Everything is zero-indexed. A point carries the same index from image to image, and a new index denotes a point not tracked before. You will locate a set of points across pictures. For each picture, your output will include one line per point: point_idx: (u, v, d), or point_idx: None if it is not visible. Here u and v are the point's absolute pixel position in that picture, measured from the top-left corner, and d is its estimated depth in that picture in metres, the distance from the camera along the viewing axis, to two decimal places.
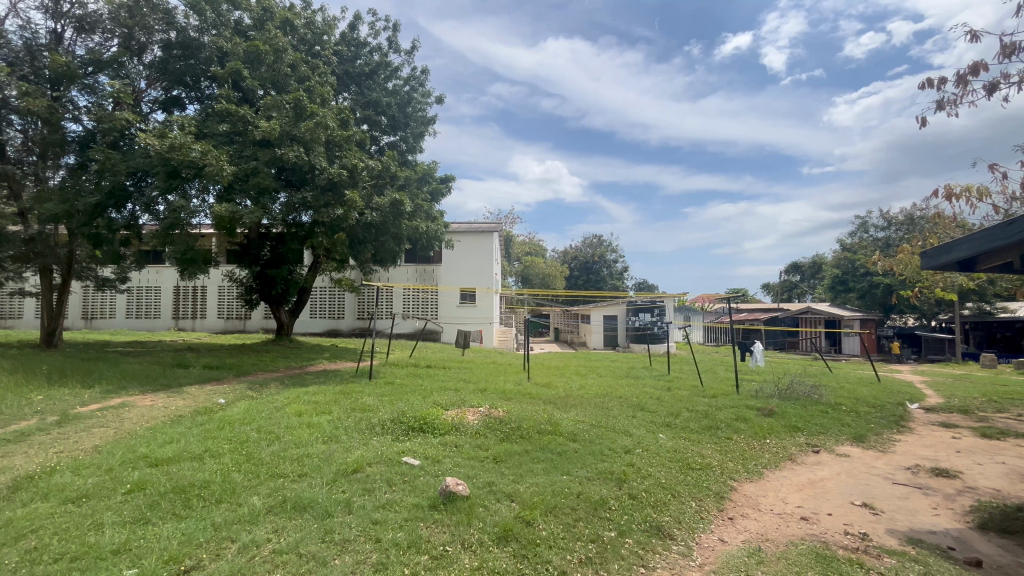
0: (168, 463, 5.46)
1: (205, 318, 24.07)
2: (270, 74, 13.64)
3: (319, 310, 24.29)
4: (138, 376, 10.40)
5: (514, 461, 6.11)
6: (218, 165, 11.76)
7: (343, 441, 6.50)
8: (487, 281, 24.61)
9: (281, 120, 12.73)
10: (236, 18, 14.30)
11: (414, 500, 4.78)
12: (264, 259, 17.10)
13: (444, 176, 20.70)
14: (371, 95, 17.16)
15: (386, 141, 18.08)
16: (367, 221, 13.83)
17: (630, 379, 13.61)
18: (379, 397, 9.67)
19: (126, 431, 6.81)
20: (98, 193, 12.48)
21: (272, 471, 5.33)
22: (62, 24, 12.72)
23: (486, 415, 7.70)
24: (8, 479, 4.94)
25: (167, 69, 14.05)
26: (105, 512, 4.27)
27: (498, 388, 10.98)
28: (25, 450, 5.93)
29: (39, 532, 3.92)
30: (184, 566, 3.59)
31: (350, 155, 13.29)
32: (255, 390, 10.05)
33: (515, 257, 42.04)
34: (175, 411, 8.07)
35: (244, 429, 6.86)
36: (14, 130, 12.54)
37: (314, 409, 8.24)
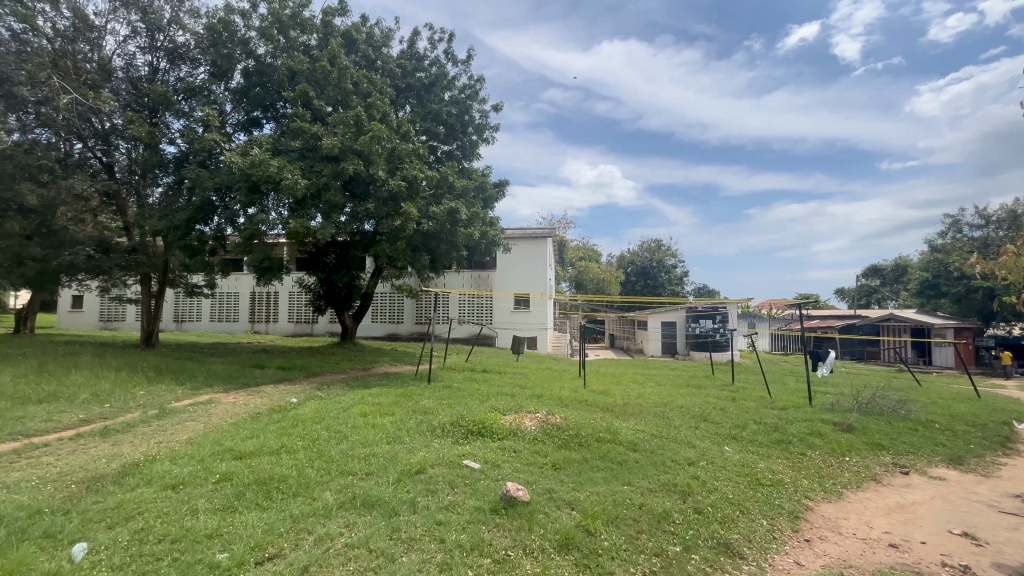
0: (250, 457, 5.89)
1: (278, 322, 25.75)
2: (337, 92, 14.52)
3: (380, 315, 25.33)
4: (221, 375, 11.32)
5: (573, 469, 6.06)
6: (292, 179, 12.57)
7: (406, 442, 6.74)
8: (541, 286, 24.70)
9: (345, 135, 13.40)
10: (305, 42, 15.38)
11: (476, 503, 4.86)
12: (331, 267, 18.12)
13: (498, 182, 21.06)
14: (431, 105, 17.77)
15: (443, 151, 18.73)
16: (427, 229, 14.31)
17: (691, 388, 13.08)
18: (438, 400, 9.91)
19: (213, 425, 7.43)
20: (189, 208, 13.74)
21: (343, 468, 5.60)
22: (162, 57, 14.23)
23: (544, 422, 7.69)
24: (119, 466, 5.52)
25: (246, 92, 15.25)
26: (199, 499, 4.65)
27: (554, 395, 10.96)
28: (131, 440, 6.63)
29: (144, 514, 4.32)
30: (267, 553, 3.83)
31: (412, 166, 13.83)
32: (323, 391, 10.63)
33: (569, 263, 41.89)
34: (254, 408, 8.70)
35: (315, 428, 7.27)
36: (122, 153, 14.05)
37: (377, 410, 8.62)
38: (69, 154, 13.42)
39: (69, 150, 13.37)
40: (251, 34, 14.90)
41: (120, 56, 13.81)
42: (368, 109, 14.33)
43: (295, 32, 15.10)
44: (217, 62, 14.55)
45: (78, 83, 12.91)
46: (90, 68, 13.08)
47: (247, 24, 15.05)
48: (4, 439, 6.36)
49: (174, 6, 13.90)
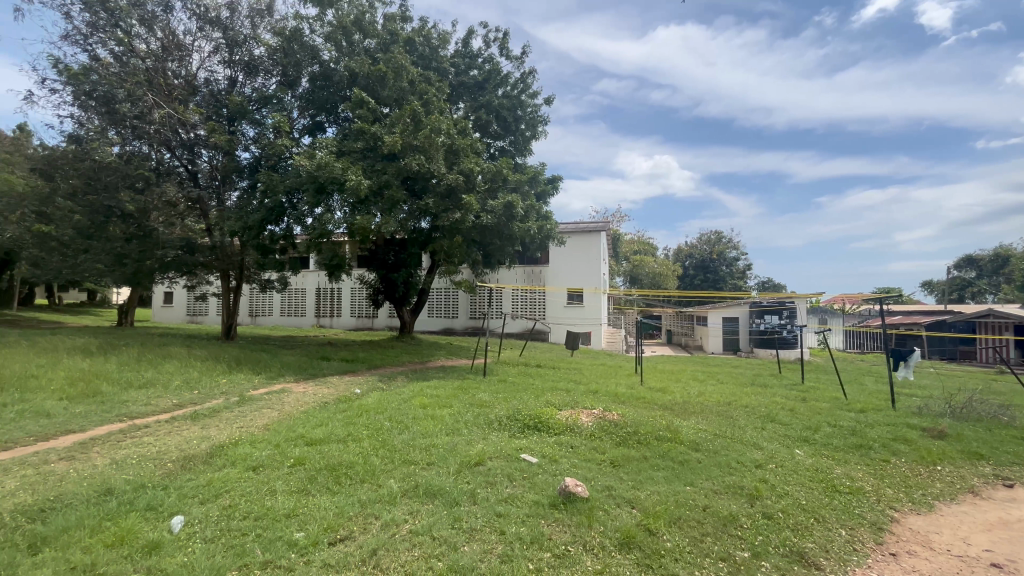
0: (320, 443, 6.24)
1: (341, 316, 27.09)
2: (396, 92, 14.99)
3: (436, 310, 26.01)
4: (292, 366, 12.08)
5: (633, 466, 5.95)
6: (355, 178, 13.13)
7: (465, 434, 6.88)
8: (595, 281, 24.36)
9: (404, 133, 13.77)
10: (366, 46, 15.95)
11: (535, 497, 4.88)
12: (390, 264, 18.80)
13: (551, 177, 20.99)
14: (485, 101, 18.00)
15: (497, 147, 18.93)
16: (484, 223, 14.52)
17: (756, 387, 12.43)
18: (494, 393, 10.04)
19: (286, 413, 7.95)
20: (262, 210, 14.70)
21: (405, 458, 5.80)
22: (239, 70, 15.30)
23: (601, 418, 7.60)
24: (207, 447, 6.03)
25: (313, 98, 16.07)
26: (276, 481, 4.99)
27: (610, 391, 10.79)
28: (217, 424, 7.23)
29: (230, 493, 4.68)
30: (339, 534, 4.02)
31: (469, 161, 14.08)
32: (384, 382, 11.09)
33: (623, 257, 40.99)
34: (321, 398, 9.21)
35: (378, 418, 7.60)
36: (205, 161, 15.27)
37: (436, 402, 8.87)
38: (160, 164, 14.73)
39: (160, 159, 14.68)
40: (317, 41, 15.64)
41: (204, 71, 14.97)
42: (426, 107, 14.70)
43: (357, 37, 15.69)
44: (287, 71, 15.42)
45: (167, 97, 14.13)
46: (178, 84, 14.35)
47: (314, 32, 15.81)
48: (113, 419, 7.13)
49: (250, 20, 14.88)
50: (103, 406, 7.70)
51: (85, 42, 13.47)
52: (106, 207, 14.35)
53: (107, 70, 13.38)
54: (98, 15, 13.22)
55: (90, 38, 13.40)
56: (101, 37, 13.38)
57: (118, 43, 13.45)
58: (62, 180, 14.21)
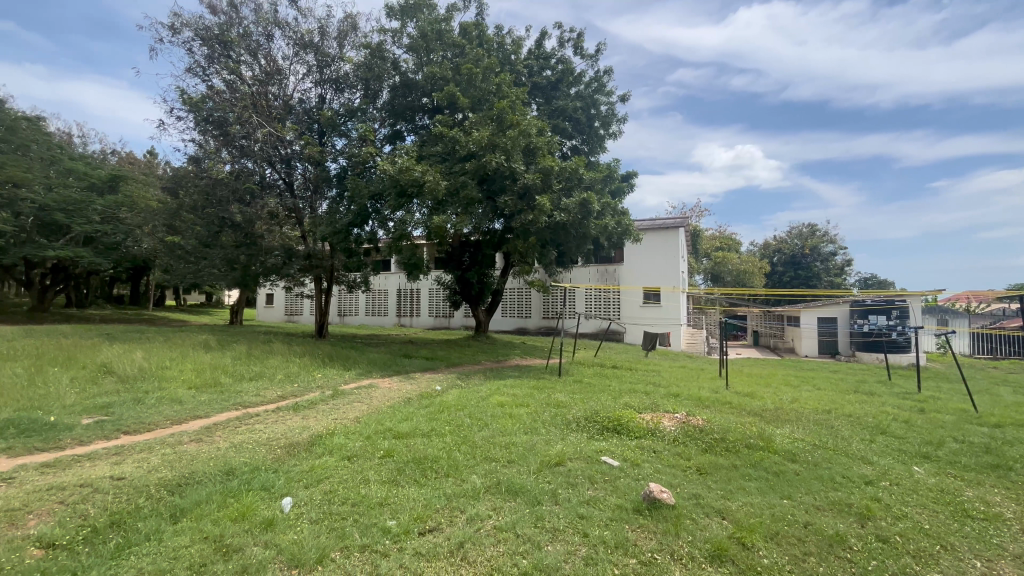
0: (407, 437, 6.57)
1: (420, 316, 28.34)
2: (472, 96, 15.42)
3: (510, 310, 26.35)
4: (377, 363, 12.83)
5: (722, 475, 5.62)
6: (434, 181, 13.67)
7: (543, 434, 6.90)
8: (673, 280, 23.39)
9: (488, 132, 14.02)
10: (443, 55, 16.56)
11: (618, 501, 4.78)
12: (465, 265, 19.35)
13: (626, 174, 20.55)
14: (558, 101, 18.04)
15: (570, 146, 18.84)
16: (560, 221, 14.46)
17: (861, 394, 11.24)
18: (570, 394, 9.97)
19: (374, 407, 8.46)
20: (350, 215, 15.76)
21: (487, 454, 5.94)
22: (328, 87, 16.51)
23: (684, 423, 7.27)
24: (308, 436, 6.57)
25: (394, 108, 16.95)
26: (369, 471, 5.31)
27: (691, 394, 10.29)
28: (315, 414, 7.86)
29: (330, 479, 5.06)
30: (428, 525, 4.19)
31: (545, 160, 14.16)
32: (462, 380, 11.43)
33: (703, 253, 38.95)
34: (406, 394, 9.69)
35: (459, 414, 7.85)
36: (299, 173, 16.68)
37: (513, 401, 8.98)
38: (262, 177, 16.31)
39: (263, 174, 16.28)
40: (397, 55, 16.49)
41: (299, 91, 16.35)
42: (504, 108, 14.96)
43: (435, 47, 16.37)
44: (370, 85, 16.40)
45: (269, 117, 15.63)
46: (277, 105, 15.82)
47: (394, 46, 16.67)
48: (230, 407, 8.02)
49: (338, 41, 16.01)
50: (221, 395, 8.68)
51: (203, 73, 15.24)
52: (219, 218, 16.18)
53: (220, 97, 15.08)
54: (213, 49, 14.93)
55: (206, 69, 15.16)
56: (215, 67, 15.08)
57: (229, 71, 15.09)
58: (185, 196, 16.20)
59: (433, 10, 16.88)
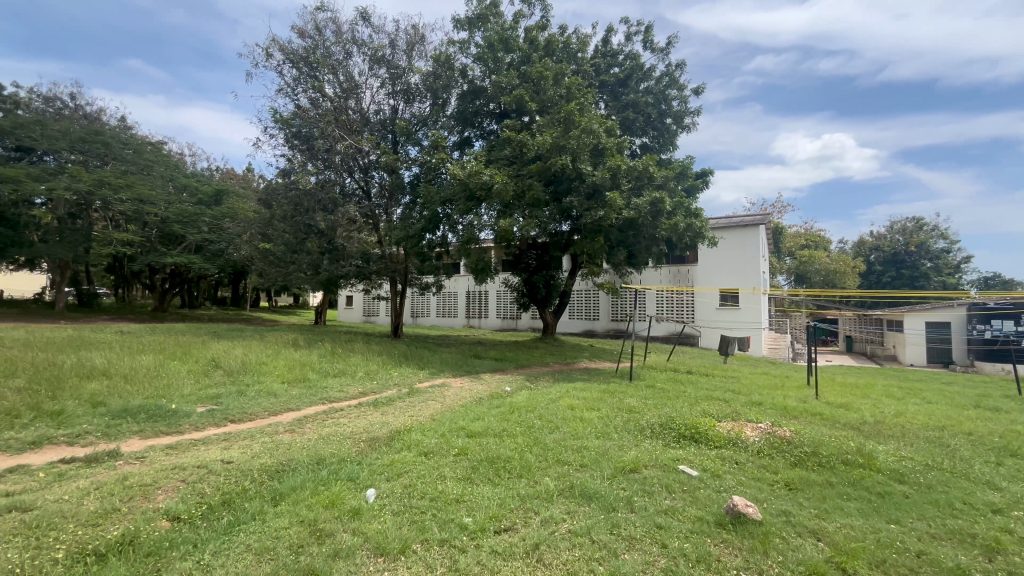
0: (479, 436, 6.71)
1: (489, 318, 28.86)
2: (539, 99, 15.50)
3: (577, 312, 26.10)
4: (448, 362, 13.23)
5: (816, 493, 5.18)
6: (502, 184, 13.84)
7: (616, 439, 6.75)
8: (753, 281, 22.01)
9: (555, 134, 13.95)
10: (510, 60, 16.80)
11: (698, 513, 4.57)
12: (533, 267, 19.43)
13: (701, 171, 19.68)
14: (627, 99, 17.68)
15: (639, 144, 18.40)
16: (628, 222, 14.13)
17: (982, 410, 9.88)
18: (643, 400, 9.66)
19: (448, 405, 8.73)
20: (423, 220, 16.42)
21: (559, 457, 5.92)
22: (401, 99, 17.32)
23: (769, 434, 6.80)
24: (387, 431, 6.92)
25: (462, 115, 17.44)
26: (445, 468, 5.49)
27: (776, 403, 9.58)
28: (393, 411, 8.27)
29: (409, 474, 5.29)
30: (503, 524, 4.25)
31: (613, 159, 13.90)
32: (531, 382, 11.47)
33: (786, 252, 36.29)
34: (477, 393, 9.90)
35: (530, 416, 7.90)
36: (376, 181, 17.65)
37: (583, 404, 8.87)
38: (343, 187, 17.44)
39: (343, 184, 17.40)
40: (466, 63, 16.98)
41: (375, 103, 17.29)
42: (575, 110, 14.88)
43: (502, 53, 16.64)
44: (440, 94, 17.01)
45: (349, 130, 16.70)
46: (355, 118, 16.84)
47: (463, 55, 17.19)
48: (318, 401, 8.65)
49: (409, 54, 16.75)
50: (311, 390, 9.38)
51: (291, 93, 16.58)
52: (306, 226, 17.51)
53: (306, 114, 16.33)
54: (300, 70, 16.20)
55: (295, 89, 16.47)
56: (302, 87, 16.35)
57: (314, 90, 16.30)
58: (277, 207, 17.70)
59: (499, 17, 17.21)
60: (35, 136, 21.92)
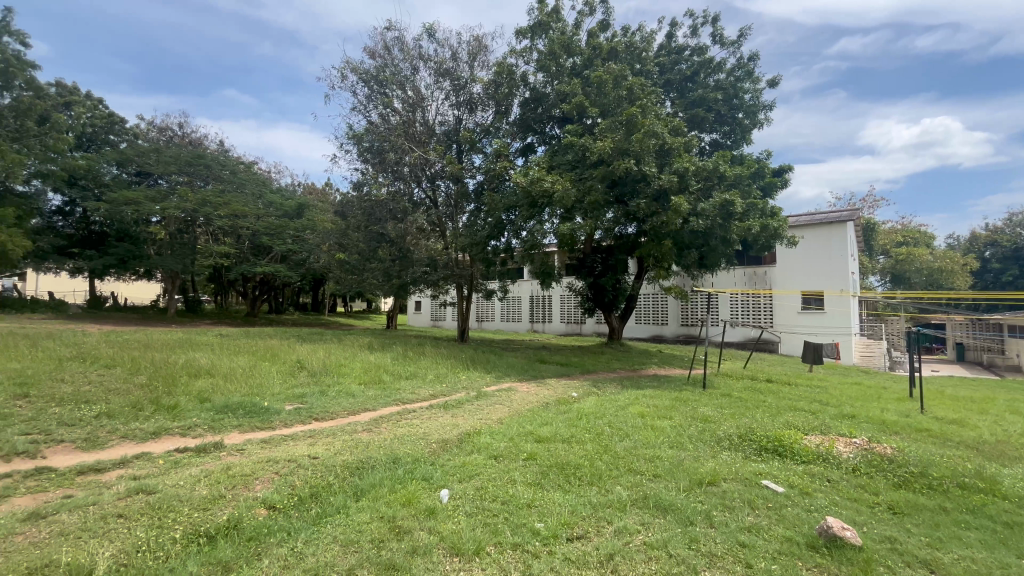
0: (548, 441, 6.69)
1: (553, 322, 28.80)
2: (601, 102, 15.29)
3: (645, 316, 25.35)
4: (514, 367, 13.36)
5: (927, 518, 4.63)
6: (563, 190, 13.73)
7: (691, 449, 6.46)
8: (840, 283, 20.28)
9: (617, 138, 13.66)
10: (571, 65, 16.74)
11: (786, 533, 4.25)
12: (598, 271, 19.16)
13: (779, 167, 18.46)
14: (695, 95, 17.03)
15: (709, 142, 17.65)
16: (697, 225, 13.55)
17: None
18: (719, 409, 9.18)
19: (515, 409, 8.80)
20: (487, 227, 16.75)
21: (630, 466, 5.77)
22: (464, 110, 17.77)
23: (866, 450, 6.21)
24: (458, 433, 7.10)
25: (524, 121, 17.60)
26: (515, 472, 5.52)
27: (872, 417, 8.72)
28: (463, 413, 8.47)
29: (480, 476, 5.38)
30: (575, 532, 4.19)
31: (680, 160, 13.41)
32: (598, 388, 11.27)
33: (880, 250, 33.04)
34: (543, 398, 9.89)
35: (598, 422, 7.77)
36: (442, 190, 18.25)
37: (654, 412, 8.58)
38: (411, 197, 18.17)
39: (412, 194, 18.16)
40: (527, 70, 17.13)
41: (440, 115, 17.89)
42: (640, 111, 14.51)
43: (563, 57, 16.62)
44: (502, 102, 17.29)
45: (416, 142, 17.40)
46: (421, 131, 17.51)
47: (525, 63, 17.37)
48: (392, 402, 9.06)
49: (472, 65, 17.16)
50: (385, 391, 9.84)
51: (364, 111, 17.56)
52: (378, 235, 18.48)
53: (377, 129, 17.21)
54: (371, 88, 17.11)
55: (366, 107, 17.40)
56: (373, 103, 17.24)
57: (383, 105, 17.13)
58: (351, 218, 18.79)
59: (561, 22, 17.22)
60: (151, 162, 25.43)
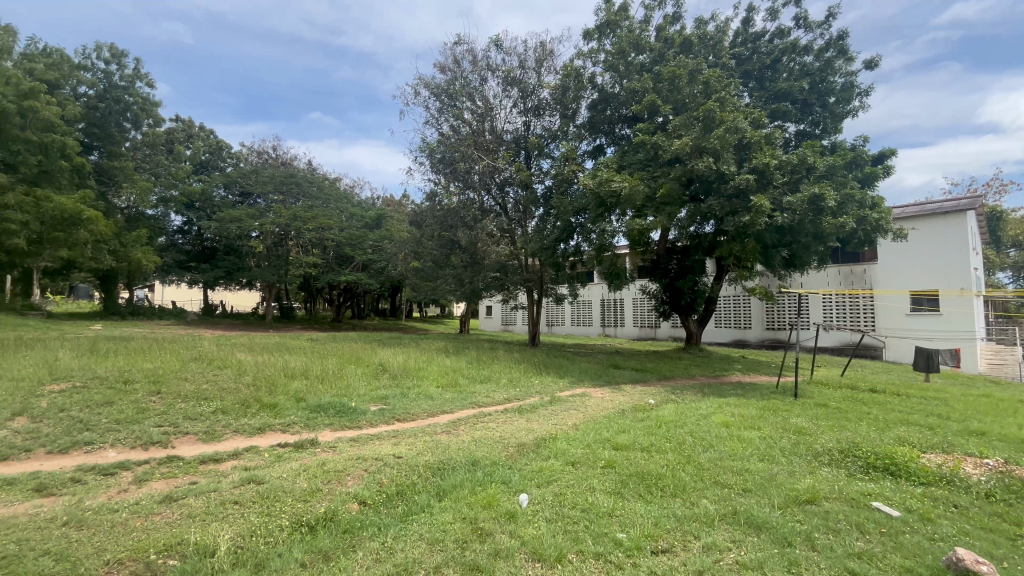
0: (626, 449, 6.51)
1: (625, 326, 28.07)
2: (674, 99, 14.74)
3: (725, 320, 23.97)
4: (588, 372, 13.16)
5: None
6: (635, 190, 13.34)
7: (785, 463, 5.99)
8: (959, 281, 17.92)
9: (693, 135, 13.03)
10: (641, 62, 16.31)
11: (905, 563, 3.80)
12: (672, 273, 18.45)
13: (879, 153, 16.73)
14: (778, 83, 15.93)
15: (796, 131, 16.41)
16: (784, 222, 12.62)
17: None
18: (814, 420, 8.44)
19: (590, 415, 8.68)
20: (557, 231, 16.72)
21: (716, 478, 5.46)
22: (532, 115, 17.87)
23: (1001, 473, 5.40)
24: (534, 438, 7.12)
25: (593, 123, 17.40)
26: (593, 479, 5.42)
27: (1008, 434, 7.56)
28: (538, 418, 8.49)
29: (558, 482, 5.35)
30: (660, 545, 4.04)
31: (763, 154, 12.55)
32: (677, 395, 10.79)
33: (1009, 242, 28.76)
34: (619, 405, 9.64)
35: (679, 431, 7.44)
36: (512, 196, 18.48)
37: (740, 422, 8.07)
38: (481, 204, 18.61)
39: (482, 202, 18.57)
40: (595, 71, 16.92)
41: (508, 122, 18.16)
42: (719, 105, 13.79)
43: (632, 55, 16.23)
44: (569, 106, 17.25)
45: (486, 151, 17.78)
46: (490, 139, 17.87)
47: (592, 64, 17.20)
48: (468, 405, 9.29)
49: (540, 70, 17.26)
50: (461, 395, 10.11)
51: (436, 123, 18.25)
52: (451, 242, 19.07)
53: (448, 140, 17.79)
54: (442, 102, 17.72)
55: (438, 119, 18.02)
56: (444, 116, 17.82)
57: (454, 117, 17.69)
58: (425, 227, 19.57)
59: (629, 20, 16.86)
60: (252, 182, 28.26)
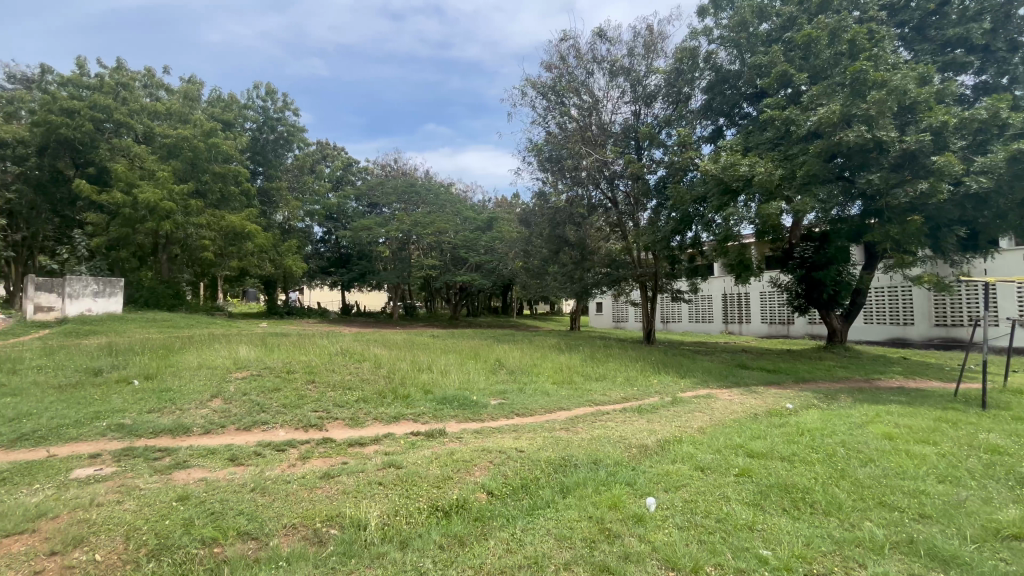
0: (763, 458, 5.92)
1: (752, 323, 25.66)
2: (810, 67, 13.06)
3: (878, 315, 20.72)
4: (712, 372, 12.24)
5: None
6: (766, 172, 12.01)
7: (976, 488, 4.95)
8: None
9: (838, 103, 11.35)
10: (766, 32, 14.76)
11: None
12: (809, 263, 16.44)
13: None
14: (947, 30, 13.30)
15: (974, 86, 13.58)
16: (974, 189, 10.47)
17: None
18: (1013, 436, 6.89)
19: (718, 419, 8.05)
20: (672, 222, 15.78)
21: (882, 498, 4.70)
22: (643, 103, 17.08)
23: None
24: (656, 440, 6.80)
25: (710, 106, 16.15)
26: (728, 488, 5.01)
27: None
28: (659, 419, 8.10)
29: (687, 488, 5.04)
30: (815, 568, 3.59)
31: (938, 112, 10.58)
32: (822, 399, 9.56)
33: None
34: (751, 408, 8.82)
35: (827, 441, 6.57)
36: (622, 190, 17.85)
37: (908, 434, 6.87)
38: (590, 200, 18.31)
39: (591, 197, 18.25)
40: (712, 48, 15.70)
41: (616, 114, 17.60)
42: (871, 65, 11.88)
43: (755, 25, 14.75)
44: (683, 89, 16.23)
45: (594, 145, 17.43)
46: (598, 133, 17.49)
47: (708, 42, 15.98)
48: (584, 403, 9.19)
49: (649, 56, 16.48)
50: (577, 392, 10.05)
51: (543, 123, 18.37)
52: (560, 240, 19.02)
53: (555, 138, 17.75)
54: (550, 100, 17.76)
55: (546, 118, 18.10)
56: (551, 114, 17.85)
57: (561, 114, 17.63)
58: (535, 226, 19.82)
59: None
60: (378, 193, 31.18)
